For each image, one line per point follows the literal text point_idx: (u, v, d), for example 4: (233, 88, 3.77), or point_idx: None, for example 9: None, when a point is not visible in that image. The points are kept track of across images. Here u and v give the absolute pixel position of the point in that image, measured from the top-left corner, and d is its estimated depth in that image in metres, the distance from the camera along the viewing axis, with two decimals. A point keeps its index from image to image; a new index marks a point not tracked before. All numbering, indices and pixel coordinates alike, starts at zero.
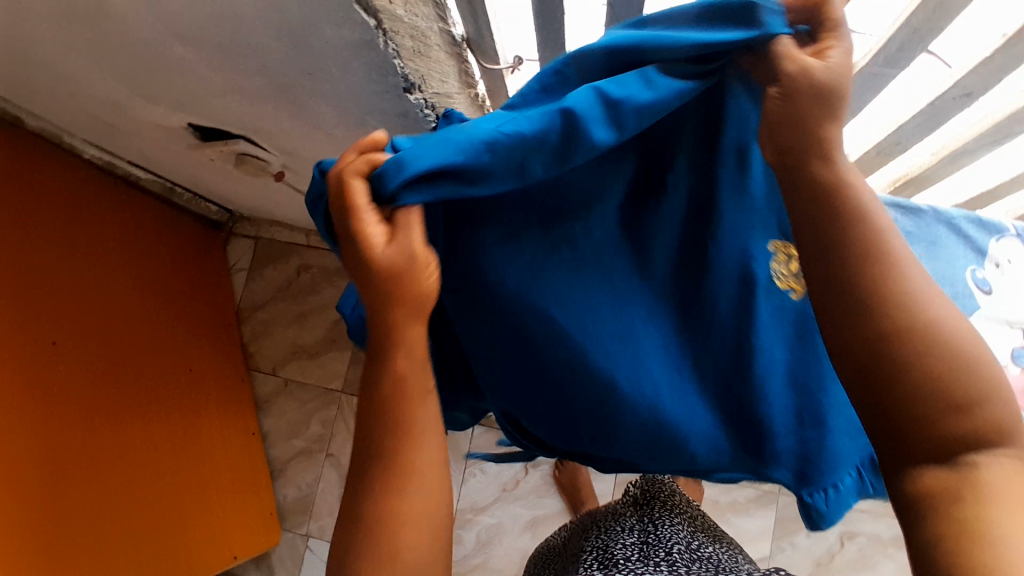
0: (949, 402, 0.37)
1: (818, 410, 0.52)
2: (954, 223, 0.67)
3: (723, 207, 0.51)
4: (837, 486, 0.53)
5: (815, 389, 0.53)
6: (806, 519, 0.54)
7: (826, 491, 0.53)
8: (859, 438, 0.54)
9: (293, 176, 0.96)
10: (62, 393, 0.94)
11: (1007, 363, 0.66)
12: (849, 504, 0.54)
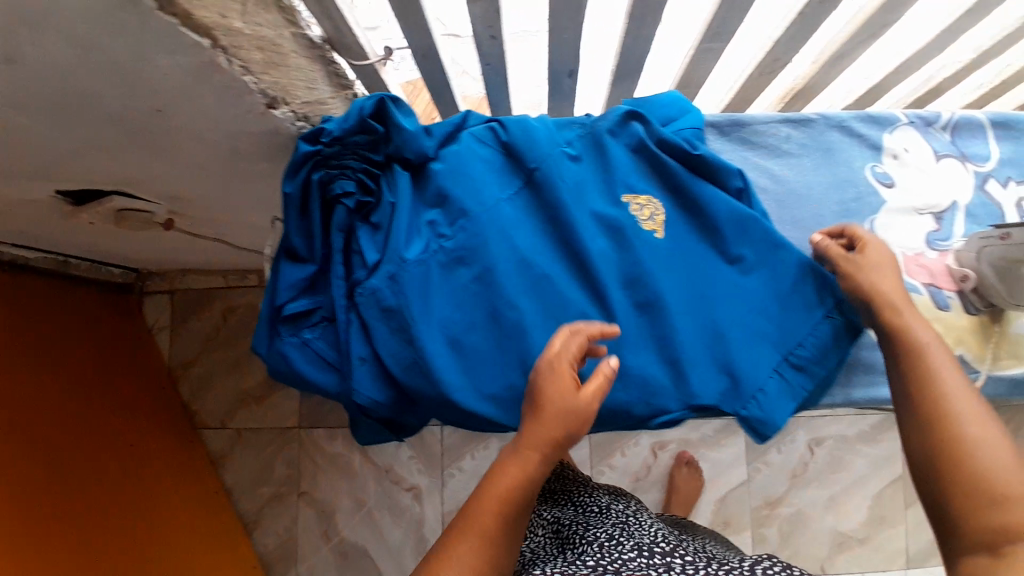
0: (952, 457, 0.50)
1: (718, 327, 0.63)
2: (845, 126, 0.68)
3: (592, 172, 0.67)
4: (750, 381, 0.63)
5: (712, 307, 0.64)
6: (753, 432, 0.63)
7: (755, 399, 0.63)
8: (759, 345, 0.63)
9: (183, 221, 0.90)
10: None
11: (924, 248, 0.67)
12: (783, 409, 0.63)
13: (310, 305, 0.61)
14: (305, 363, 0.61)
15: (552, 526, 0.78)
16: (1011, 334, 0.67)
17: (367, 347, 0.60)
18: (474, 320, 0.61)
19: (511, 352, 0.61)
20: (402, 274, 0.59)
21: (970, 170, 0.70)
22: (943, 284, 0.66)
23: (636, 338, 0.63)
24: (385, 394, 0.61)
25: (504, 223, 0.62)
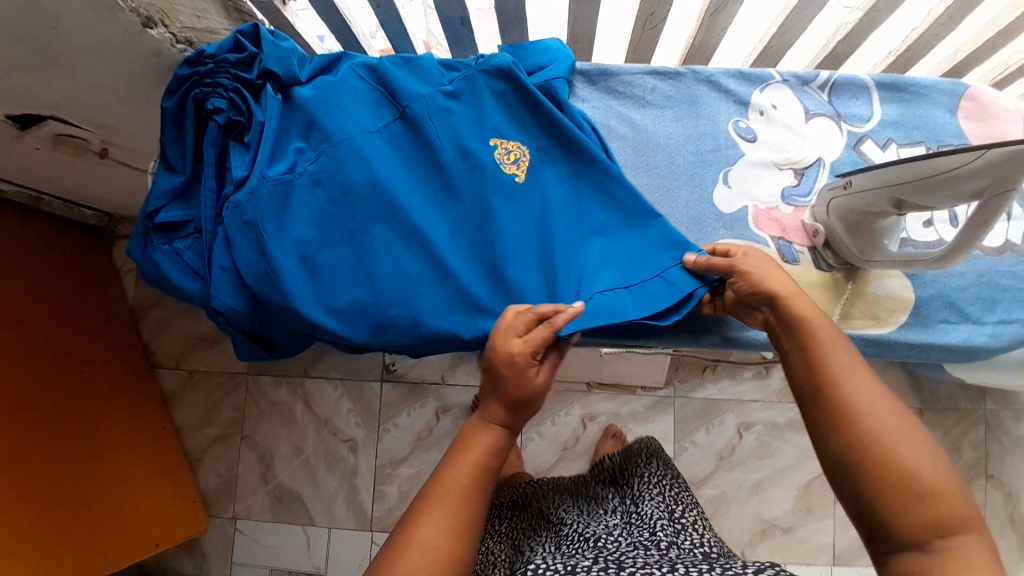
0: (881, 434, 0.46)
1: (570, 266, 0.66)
2: (713, 81, 0.70)
3: (465, 116, 0.69)
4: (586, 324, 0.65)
5: (564, 247, 0.67)
6: None
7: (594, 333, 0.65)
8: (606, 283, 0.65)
9: (118, 152, 0.95)
10: None
11: (778, 202, 0.68)
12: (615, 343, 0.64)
13: (182, 217, 0.66)
14: (173, 270, 0.66)
15: (553, 526, 0.76)
16: (868, 291, 0.67)
17: (229, 258, 0.64)
18: (328, 240, 0.65)
19: (361, 273, 0.65)
20: (260, 190, 0.62)
21: (843, 130, 0.70)
22: (795, 240, 0.67)
23: (477, 272, 0.66)
24: (243, 304, 0.65)
25: (367, 152, 0.66)
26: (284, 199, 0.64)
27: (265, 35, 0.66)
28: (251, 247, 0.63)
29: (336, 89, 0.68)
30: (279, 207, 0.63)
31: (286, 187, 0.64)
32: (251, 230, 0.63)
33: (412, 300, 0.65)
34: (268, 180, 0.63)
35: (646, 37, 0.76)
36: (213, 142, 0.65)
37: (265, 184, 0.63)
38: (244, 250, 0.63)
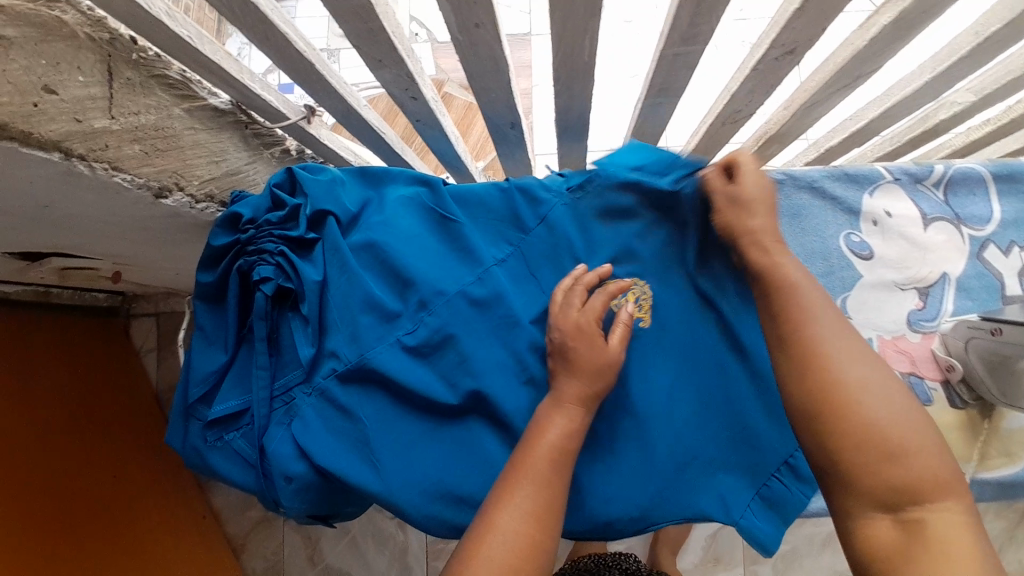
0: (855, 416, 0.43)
1: (721, 428, 0.58)
2: (817, 186, 0.61)
3: (561, 247, 0.60)
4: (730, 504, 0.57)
5: (708, 404, 0.58)
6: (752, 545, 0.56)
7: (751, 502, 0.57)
8: (763, 443, 0.57)
9: (129, 274, 0.86)
10: None
11: (905, 330, 0.59)
12: (780, 522, 0.57)
13: (235, 409, 0.57)
14: (226, 463, 0.58)
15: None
16: (1003, 428, 0.59)
17: (293, 457, 0.55)
18: (422, 415, 0.56)
19: (462, 450, 0.56)
20: (341, 368, 0.55)
21: (965, 236, 0.60)
22: (926, 374, 0.59)
23: (620, 446, 0.58)
24: (320, 499, 0.57)
25: (462, 308, 0.57)
26: (364, 380, 0.56)
27: (311, 181, 0.58)
28: (331, 447, 0.55)
29: (391, 231, 0.58)
30: (363, 390, 0.56)
31: (364, 369, 0.55)
32: (334, 419, 0.56)
33: None
34: (345, 359, 0.55)
35: (726, 129, 0.66)
36: (263, 315, 0.56)
37: (343, 363, 0.55)
38: (324, 447, 0.55)
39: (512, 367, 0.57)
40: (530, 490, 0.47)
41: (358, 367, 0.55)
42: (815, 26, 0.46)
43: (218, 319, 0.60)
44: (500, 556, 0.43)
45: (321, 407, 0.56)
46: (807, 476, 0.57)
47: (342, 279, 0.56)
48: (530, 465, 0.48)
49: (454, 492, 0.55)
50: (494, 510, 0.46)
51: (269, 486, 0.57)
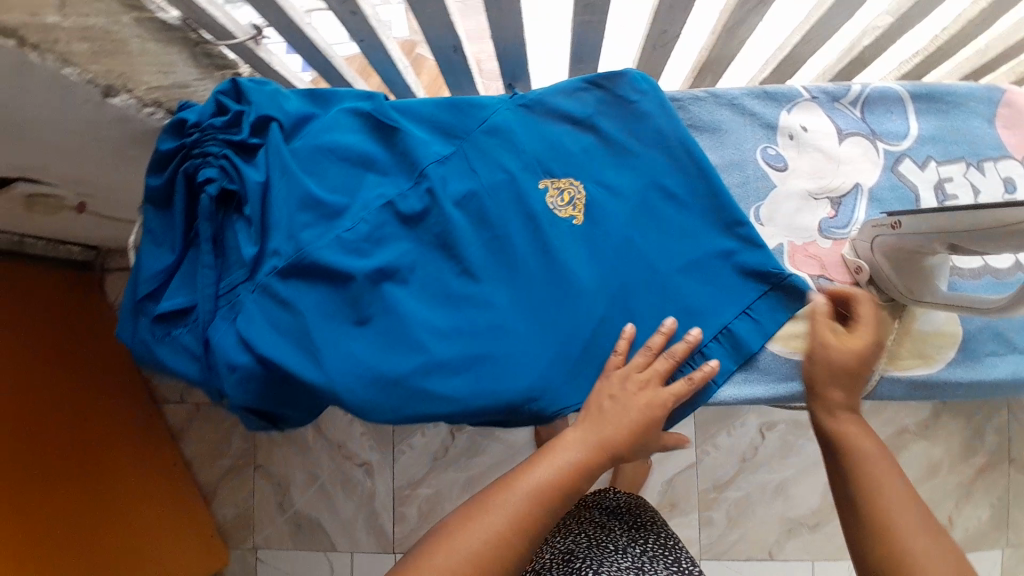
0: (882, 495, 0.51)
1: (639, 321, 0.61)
2: (737, 103, 0.65)
3: (497, 153, 0.63)
4: None
5: (630, 299, 0.61)
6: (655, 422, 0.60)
7: None
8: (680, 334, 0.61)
9: (95, 204, 0.90)
10: None
11: (817, 236, 0.64)
12: (691, 406, 0.60)
13: (181, 304, 0.61)
14: (173, 357, 0.62)
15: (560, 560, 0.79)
16: (915, 328, 0.62)
17: (237, 349, 0.59)
18: (359, 308, 0.60)
19: (394, 340, 0.59)
20: (280, 262, 0.59)
21: (880, 150, 0.65)
22: (836, 277, 0.63)
23: (547, 339, 0.60)
24: (262, 389, 0.61)
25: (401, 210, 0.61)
26: (303, 274, 0.60)
27: (256, 90, 0.62)
28: (271, 337, 0.59)
29: (333, 141, 0.62)
30: (303, 284, 0.60)
31: (304, 263, 0.59)
32: (275, 313, 0.60)
33: (467, 371, 0.59)
34: (287, 253, 0.59)
35: (657, 54, 0.70)
36: (208, 216, 0.60)
37: (286, 258, 0.59)
38: (265, 337, 0.58)
39: (449, 264, 0.62)
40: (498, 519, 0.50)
41: (298, 262, 0.59)
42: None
43: (164, 223, 0.63)
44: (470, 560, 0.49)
45: (264, 301, 0.60)
46: (720, 366, 0.61)
47: (284, 180, 0.60)
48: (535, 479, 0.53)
49: (387, 377, 0.58)
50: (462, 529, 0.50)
51: (214, 377, 0.61)
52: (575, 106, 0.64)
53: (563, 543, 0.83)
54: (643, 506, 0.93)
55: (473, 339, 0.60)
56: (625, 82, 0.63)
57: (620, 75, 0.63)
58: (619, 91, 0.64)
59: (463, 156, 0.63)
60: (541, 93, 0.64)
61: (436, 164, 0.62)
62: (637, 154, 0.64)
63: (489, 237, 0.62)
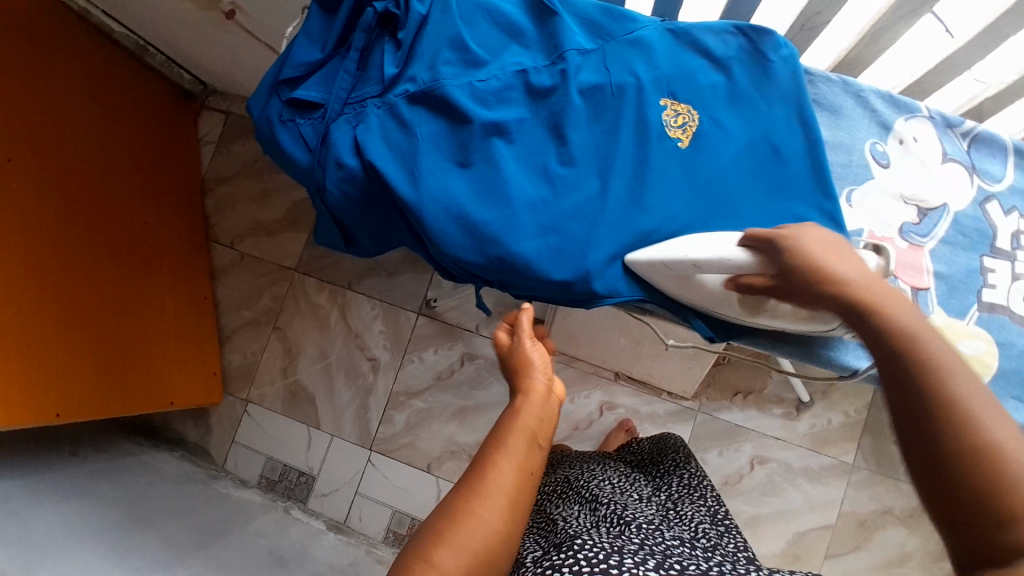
0: None
1: None
2: (862, 95, 0.69)
3: (633, 63, 0.68)
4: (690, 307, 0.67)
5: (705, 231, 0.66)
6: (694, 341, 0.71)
7: (707, 318, 0.69)
8: None
9: (243, 17, 0.96)
10: (21, 221, 1.00)
11: (896, 235, 0.67)
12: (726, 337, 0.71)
13: (313, 98, 0.66)
14: (289, 141, 0.67)
15: (589, 505, 0.87)
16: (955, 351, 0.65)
17: (349, 151, 0.64)
18: (466, 151, 0.65)
19: (489, 188, 0.64)
20: (415, 87, 0.65)
21: (974, 184, 0.68)
22: (903, 277, 0.66)
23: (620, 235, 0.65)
24: (357, 195, 0.66)
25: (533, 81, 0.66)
26: (430, 105, 0.65)
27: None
28: (384, 149, 0.64)
29: (491, 4, 0.68)
30: (427, 114, 0.65)
31: (435, 94, 0.64)
32: (394, 130, 0.65)
33: (541, 236, 0.63)
34: (425, 81, 0.65)
35: (804, 36, 0.76)
36: (366, 28, 0.66)
37: (421, 85, 0.65)
38: (379, 147, 0.64)
39: (555, 143, 0.66)
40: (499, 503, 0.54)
41: (430, 91, 0.64)
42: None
43: (321, 27, 0.69)
44: (487, 521, 0.53)
45: (388, 117, 0.65)
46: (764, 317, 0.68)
47: (441, 20, 0.66)
48: (511, 445, 0.58)
49: (472, 217, 0.63)
50: (469, 505, 0.54)
51: (319, 171, 0.66)
52: (718, 46, 0.68)
53: (593, 493, 0.91)
54: (670, 457, 1.08)
55: (556, 213, 0.64)
56: (768, 39, 0.68)
57: (766, 32, 0.68)
58: (760, 45, 0.68)
59: (603, 56, 0.68)
60: (690, 25, 0.69)
61: (576, 52, 0.67)
62: (758, 105, 0.68)
63: (600, 132, 0.66)
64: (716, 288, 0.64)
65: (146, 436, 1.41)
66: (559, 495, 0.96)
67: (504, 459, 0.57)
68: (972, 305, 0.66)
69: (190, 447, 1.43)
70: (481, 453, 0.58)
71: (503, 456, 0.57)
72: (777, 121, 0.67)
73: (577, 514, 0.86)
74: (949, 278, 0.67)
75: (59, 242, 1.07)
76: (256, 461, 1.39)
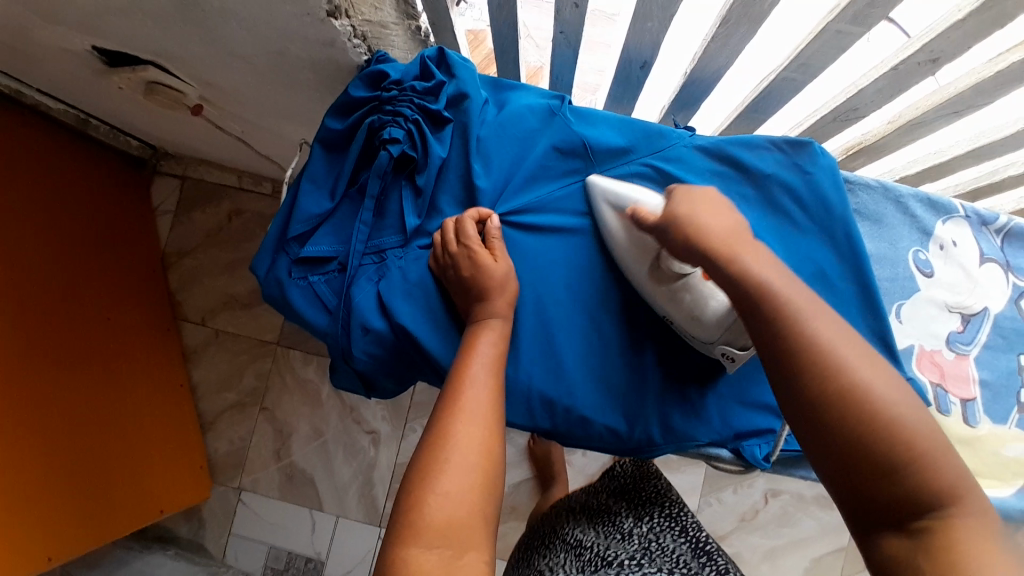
0: None
1: (752, 377, 0.65)
2: (902, 201, 0.67)
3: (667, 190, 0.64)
4: (741, 425, 0.65)
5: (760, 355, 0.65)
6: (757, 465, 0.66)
7: (761, 442, 0.65)
8: None
9: (211, 110, 0.88)
10: None
11: (943, 346, 0.68)
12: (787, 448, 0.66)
13: (328, 253, 0.61)
14: (305, 303, 0.61)
15: (573, 551, 0.73)
16: (1003, 452, 0.69)
17: (375, 312, 0.60)
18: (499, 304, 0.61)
19: (537, 344, 0.61)
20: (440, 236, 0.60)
21: (1011, 282, 0.70)
22: (952, 389, 0.68)
23: (664, 377, 0.63)
24: (384, 358, 0.61)
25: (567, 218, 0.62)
26: None
27: (461, 63, 0.62)
28: (416, 307, 0.60)
29: (515, 135, 0.63)
30: None
31: None
32: (423, 285, 0.61)
33: (580, 391, 0.61)
34: (446, 233, 0.59)
35: (832, 127, 0.72)
36: (381, 173, 0.60)
37: (442, 240, 0.59)
38: (408, 305, 0.60)
39: (593, 282, 0.63)
40: (463, 471, 0.49)
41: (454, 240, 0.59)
42: (995, 16, 0.52)
43: (324, 171, 0.64)
44: (465, 466, 0.49)
45: (417, 276, 0.61)
46: None
47: (465, 159, 0.62)
48: (474, 375, 0.54)
49: (521, 386, 0.60)
50: (433, 473, 0.49)
51: (343, 337, 0.60)
52: (753, 160, 0.64)
53: (576, 533, 0.76)
54: (653, 474, 0.83)
55: (600, 355, 0.62)
56: (807, 152, 0.64)
57: (805, 144, 0.64)
58: (798, 159, 0.64)
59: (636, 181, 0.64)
60: (724, 139, 0.64)
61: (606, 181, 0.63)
62: (798, 223, 0.65)
63: None
64: (626, 240, 0.60)
65: (134, 538, 1.31)
66: (542, 534, 0.82)
67: (460, 424, 0.51)
68: (1014, 407, 0.69)
69: (184, 545, 1.33)
70: (435, 416, 0.52)
71: (471, 384, 0.53)
72: (821, 240, 0.65)
73: (558, 563, 0.72)
74: (992, 383, 0.70)
75: (16, 365, 0.95)
76: (259, 552, 1.32)
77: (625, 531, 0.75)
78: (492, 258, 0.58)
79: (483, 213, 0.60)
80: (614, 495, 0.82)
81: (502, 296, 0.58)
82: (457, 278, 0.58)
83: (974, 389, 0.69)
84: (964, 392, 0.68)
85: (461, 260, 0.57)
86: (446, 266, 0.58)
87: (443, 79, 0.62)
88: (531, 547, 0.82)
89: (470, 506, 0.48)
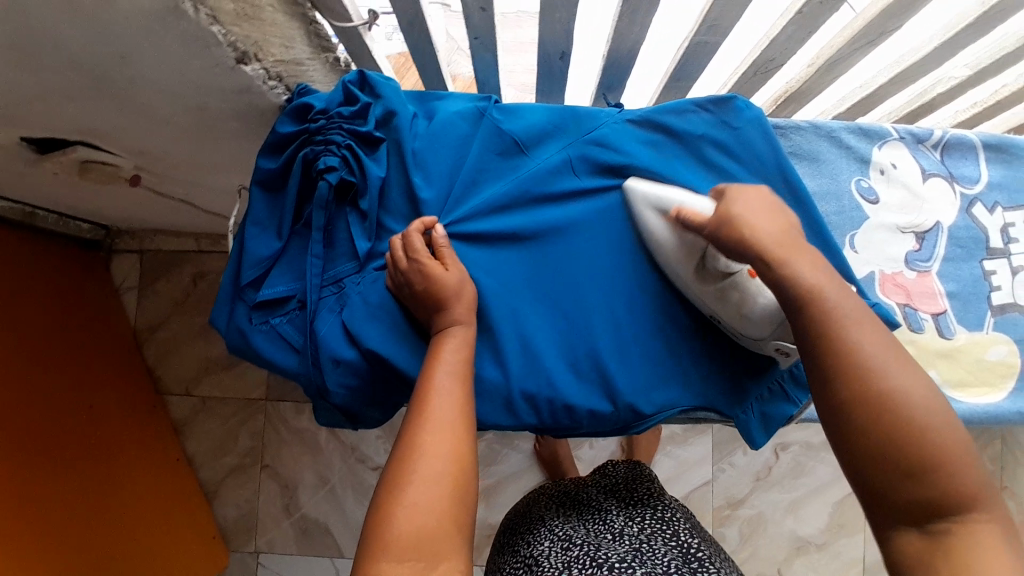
0: None
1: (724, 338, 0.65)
2: (835, 136, 0.69)
3: (607, 167, 0.65)
4: (720, 384, 0.65)
5: None
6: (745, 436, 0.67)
7: (754, 411, 0.66)
8: None
9: (149, 178, 0.88)
10: None
11: (904, 267, 0.70)
12: (776, 427, 0.66)
13: (286, 293, 0.61)
14: (271, 347, 0.60)
15: (561, 542, 0.70)
16: (984, 358, 0.70)
17: (343, 342, 0.59)
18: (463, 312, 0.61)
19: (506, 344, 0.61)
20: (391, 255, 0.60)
21: (957, 192, 0.72)
22: (921, 306, 0.69)
23: (637, 351, 0.63)
24: (360, 387, 0.61)
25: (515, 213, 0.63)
26: None
27: (384, 84, 0.62)
28: (380, 330, 0.60)
29: (450, 141, 0.63)
30: None
31: None
32: (382, 307, 0.60)
33: (559, 382, 0.61)
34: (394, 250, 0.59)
35: (755, 80, 0.74)
36: (323, 205, 0.59)
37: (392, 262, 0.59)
38: (373, 328, 0.60)
39: (552, 271, 0.63)
40: (436, 481, 0.48)
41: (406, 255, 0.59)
42: None
43: (268, 213, 0.63)
44: (436, 477, 0.49)
45: (375, 300, 0.60)
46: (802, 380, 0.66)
47: (404, 176, 0.62)
48: (440, 382, 0.53)
49: (496, 387, 0.60)
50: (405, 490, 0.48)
51: (315, 374, 0.60)
52: (682, 124, 0.65)
53: (564, 526, 0.74)
54: (647, 478, 0.83)
55: (572, 342, 0.62)
56: (731, 107, 0.65)
57: (729, 100, 0.65)
58: (723, 116, 0.65)
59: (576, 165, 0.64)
60: (652, 109, 0.65)
61: (547, 169, 0.64)
62: (738, 178, 0.65)
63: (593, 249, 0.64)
64: (673, 243, 0.61)
65: None
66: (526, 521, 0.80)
67: (430, 433, 0.50)
68: (987, 311, 0.71)
69: None
70: (405, 430, 0.52)
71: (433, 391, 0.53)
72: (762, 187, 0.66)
73: (545, 552, 0.69)
74: (959, 294, 0.71)
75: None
76: None
77: (617, 526, 0.72)
78: (443, 267, 0.58)
79: (427, 220, 0.59)
80: (608, 492, 0.81)
81: (460, 302, 0.58)
82: (413, 296, 0.58)
83: (943, 303, 0.70)
84: (933, 307, 0.70)
85: (413, 276, 0.57)
86: (403, 281, 0.58)
87: (368, 101, 0.62)
88: (515, 534, 0.79)
89: (443, 515, 0.47)
